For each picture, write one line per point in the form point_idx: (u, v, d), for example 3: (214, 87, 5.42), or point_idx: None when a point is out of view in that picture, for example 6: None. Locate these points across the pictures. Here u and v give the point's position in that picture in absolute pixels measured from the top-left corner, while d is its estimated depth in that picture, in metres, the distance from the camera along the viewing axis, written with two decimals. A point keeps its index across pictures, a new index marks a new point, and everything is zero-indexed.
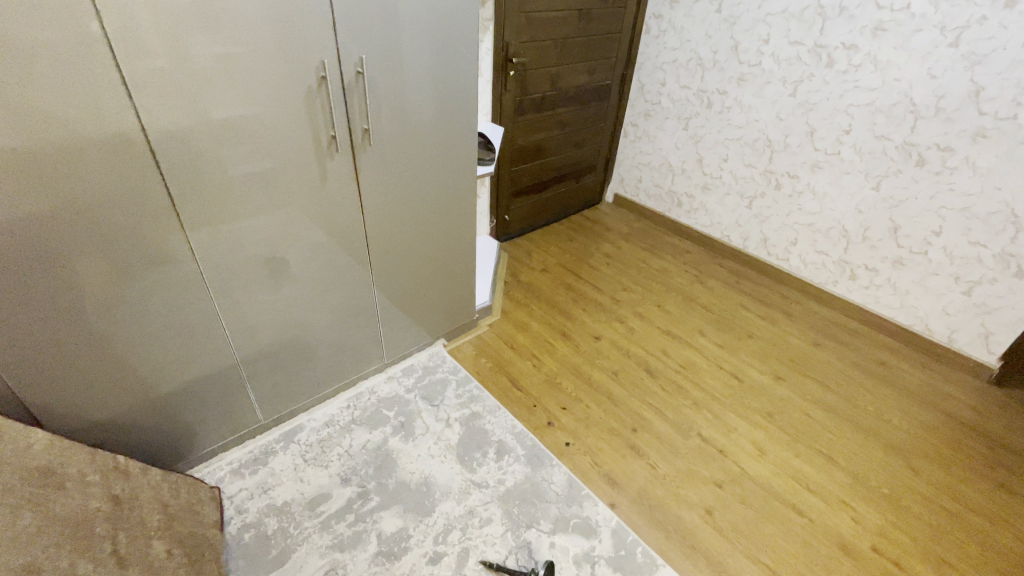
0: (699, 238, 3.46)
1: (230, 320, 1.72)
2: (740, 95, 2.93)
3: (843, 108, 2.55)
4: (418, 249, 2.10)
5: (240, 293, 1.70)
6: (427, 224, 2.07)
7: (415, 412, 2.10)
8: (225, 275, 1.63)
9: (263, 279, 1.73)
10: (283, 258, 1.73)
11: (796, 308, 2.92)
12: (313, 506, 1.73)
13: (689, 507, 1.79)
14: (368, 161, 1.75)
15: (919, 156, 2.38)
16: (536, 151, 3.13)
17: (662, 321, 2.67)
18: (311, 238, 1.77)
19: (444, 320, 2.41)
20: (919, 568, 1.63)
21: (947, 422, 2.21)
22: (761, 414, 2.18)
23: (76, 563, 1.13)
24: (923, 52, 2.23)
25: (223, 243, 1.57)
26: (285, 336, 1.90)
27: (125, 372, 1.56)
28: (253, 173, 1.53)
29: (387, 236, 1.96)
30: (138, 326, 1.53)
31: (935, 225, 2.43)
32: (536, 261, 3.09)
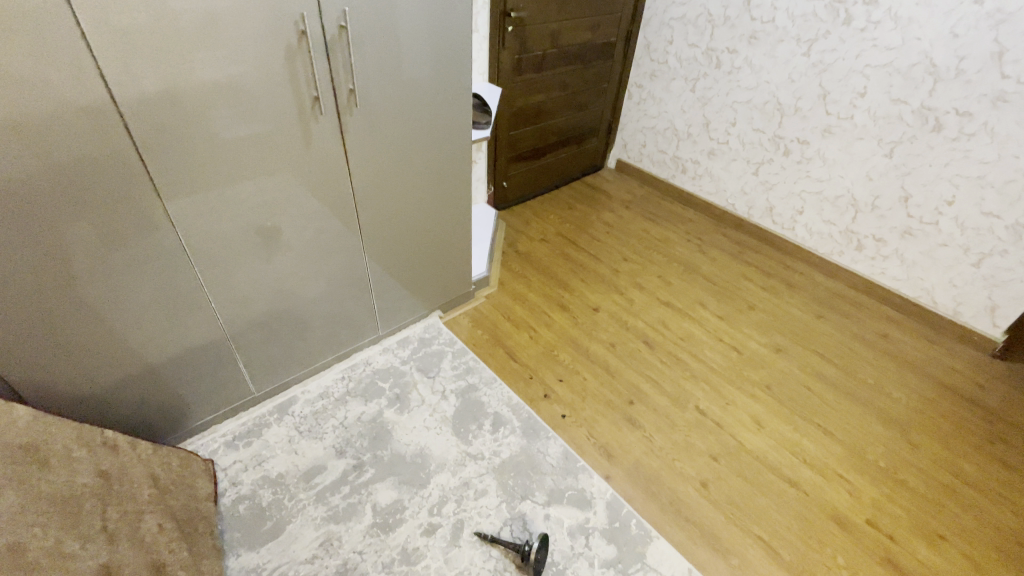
0: (703, 206, 3.36)
1: (217, 294, 1.66)
2: (751, 54, 2.77)
3: (859, 69, 2.41)
4: (412, 218, 2.02)
5: (226, 265, 1.63)
6: (422, 191, 1.98)
7: (411, 384, 2.07)
8: (208, 247, 1.56)
9: (249, 249, 1.65)
10: (271, 227, 1.66)
11: (800, 279, 2.85)
12: (308, 478, 1.72)
13: (685, 480, 1.78)
14: (355, 124, 1.64)
15: (936, 121, 2.26)
16: (535, 114, 2.99)
17: (663, 292, 2.61)
18: (300, 207, 1.69)
19: (440, 290, 2.35)
20: (911, 542, 1.64)
21: (947, 396, 2.19)
22: (760, 386, 2.16)
23: (64, 540, 1.12)
24: (948, 8, 2.08)
25: (205, 213, 1.49)
26: (276, 308, 1.85)
27: (111, 346, 1.52)
28: (233, 139, 1.43)
29: (378, 205, 1.88)
30: (121, 300, 1.47)
31: (948, 194, 2.34)
32: (534, 229, 3.01)
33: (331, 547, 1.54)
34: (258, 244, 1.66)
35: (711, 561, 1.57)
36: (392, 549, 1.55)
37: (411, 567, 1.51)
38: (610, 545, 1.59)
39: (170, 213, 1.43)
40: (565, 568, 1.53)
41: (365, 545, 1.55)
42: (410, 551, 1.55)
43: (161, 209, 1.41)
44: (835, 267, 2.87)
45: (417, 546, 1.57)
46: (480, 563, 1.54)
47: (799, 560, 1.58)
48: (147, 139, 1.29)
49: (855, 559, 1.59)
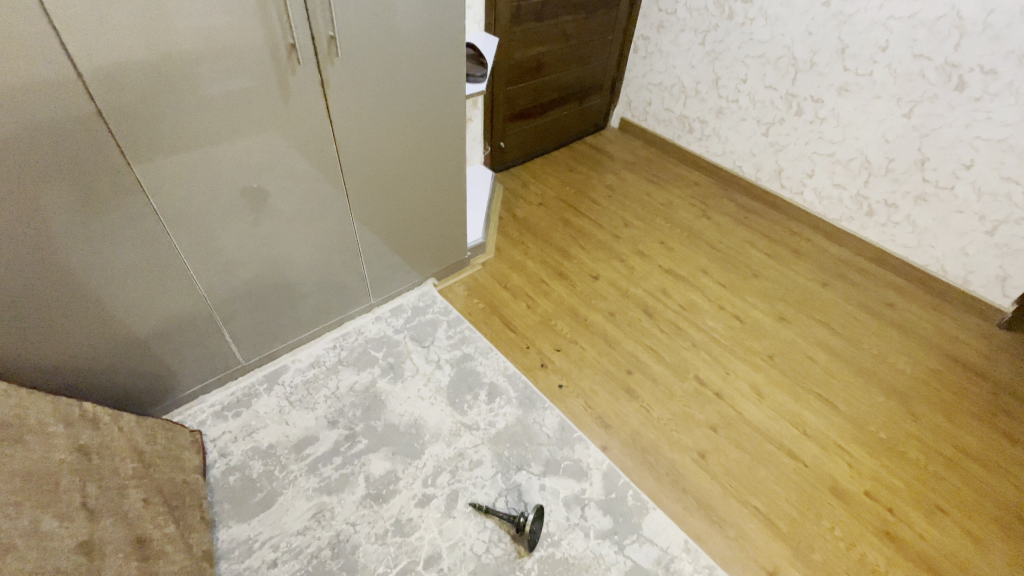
0: (708, 168, 3.23)
1: (196, 262, 1.57)
2: (766, 4, 2.57)
3: (882, 21, 2.24)
4: (403, 179, 1.91)
5: (204, 232, 1.53)
6: (413, 150, 1.86)
7: (404, 353, 2.01)
8: (184, 213, 1.45)
9: (226, 213, 1.53)
10: (251, 189, 1.55)
11: (807, 245, 2.76)
12: (299, 449, 1.69)
13: (683, 451, 1.75)
14: (338, 76, 1.50)
15: (959, 79, 2.12)
16: (535, 68, 2.81)
17: (665, 259, 2.53)
18: (282, 168, 1.57)
19: (435, 256, 2.26)
20: (909, 514, 1.63)
21: (951, 366, 2.15)
22: (762, 356, 2.11)
23: (40, 519, 1.08)
24: None
25: (177, 175, 1.38)
26: (262, 276, 1.76)
27: (89, 319, 1.44)
28: (203, 94, 1.30)
29: (365, 166, 1.76)
30: (95, 271, 1.38)
31: (966, 158, 2.22)
32: (533, 192, 2.89)
33: (324, 518, 1.52)
34: (237, 207, 1.55)
35: (707, 533, 1.56)
36: (386, 520, 1.53)
37: (405, 538, 1.50)
38: (606, 516, 1.57)
39: (139, 178, 1.32)
40: (561, 539, 1.52)
41: (358, 516, 1.53)
42: (403, 522, 1.53)
43: (129, 172, 1.30)
44: (843, 234, 2.77)
45: (410, 516, 1.54)
46: (475, 534, 1.52)
47: (795, 531, 1.57)
48: (106, 94, 1.17)
49: (851, 531, 1.58)
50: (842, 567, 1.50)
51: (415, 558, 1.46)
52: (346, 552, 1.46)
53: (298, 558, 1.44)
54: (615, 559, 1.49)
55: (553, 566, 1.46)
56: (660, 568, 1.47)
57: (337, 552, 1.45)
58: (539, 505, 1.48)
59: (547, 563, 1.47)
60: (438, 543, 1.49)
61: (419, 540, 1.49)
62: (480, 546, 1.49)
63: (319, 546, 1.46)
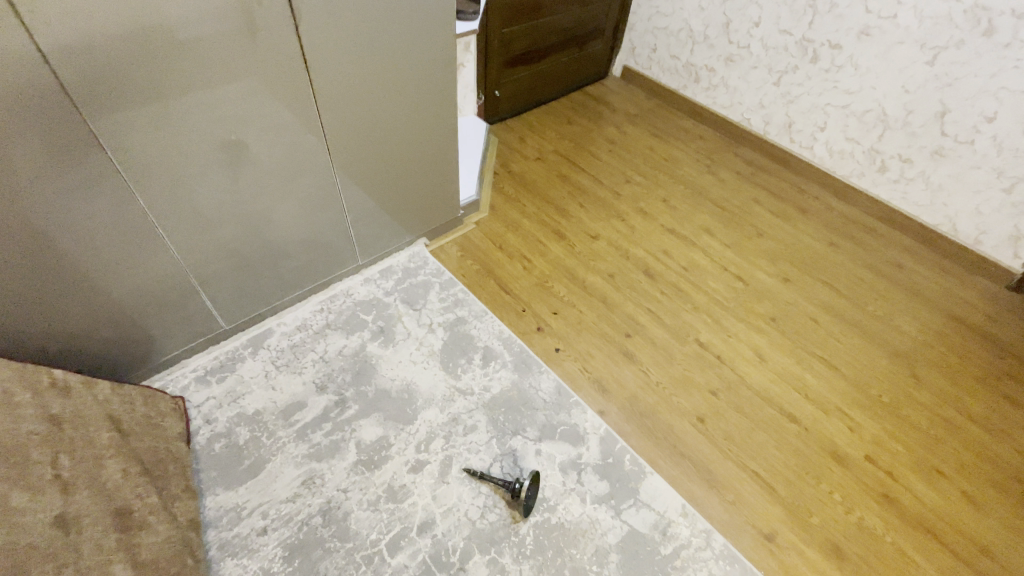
0: (714, 121, 3.06)
1: (167, 223, 1.45)
2: None
3: None
4: (389, 131, 1.76)
5: (174, 189, 1.40)
6: (400, 98, 1.70)
7: (395, 316, 1.92)
8: (148, 169, 1.32)
9: (197, 166, 1.40)
10: (222, 140, 1.41)
11: (815, 203, 2.64)
12: (287, 415, 1.63)
13: (683, 416, 1.71)
14: (312, 10, 1.33)
15: (990, 23, 1.96)
16: (532, 9, 2.58)
17: (667, 217, 2.42)
18: (254, 117, 1.43)
19: (427, 214, 2.14)
20: (909, 478, 1.62)
21: (957, 329, 2.10)
22: (765, 318, 2.05)
23: (9, 495, 1.02)
24: None
25: (137, 126, 1.24)
26: (241, 235, 1.64)
27: (55, 283, 1.34)
28: (159, 30, 1.14)
29: (348, 116, 1.61)
30: (57, 232, 1.27)
31: (989, 110, 2.08)
32: (529, 146, 2.73)
33: (314, 485, 1.48)
34: (208, 161, 1.42)
35: (706, 497, 1.53)
36: (378, 487, 1.49)
37: (398, 505, 1.46)
38: (602, 481, 1.54)
39: (91, 126, 1.18)
40: (557, 504, 1.49)
41: (349, 483, 1.49)
42: (396, 489, 1.49)
43: (80, 120, 1.16)
44: (853, 191, 2.65)
45: (403, 483, 1.50)
46: (469, 500, 1.48)
47: (794, 495, 1.55)
48: (44, 26, 1.02)
49: (850, 494, 1.56)
50: (840, 530, 1.49)
51: (408, 524, 1.42)
52: (338, 519, 1.42)
53: (288, 525, 1.40)
54: (611, 523, 1.46)
55: (549, 532, 1.44)
56: (657, 533, 1.45)
57: (328, 520, 1.42)
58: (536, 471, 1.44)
59: (543, 528, 1.44)
60: (432, 510, 1.46)
61: (413, 507, 1.46)
62: (475, 512, 1.46)
63: (310, 513, 1.43)
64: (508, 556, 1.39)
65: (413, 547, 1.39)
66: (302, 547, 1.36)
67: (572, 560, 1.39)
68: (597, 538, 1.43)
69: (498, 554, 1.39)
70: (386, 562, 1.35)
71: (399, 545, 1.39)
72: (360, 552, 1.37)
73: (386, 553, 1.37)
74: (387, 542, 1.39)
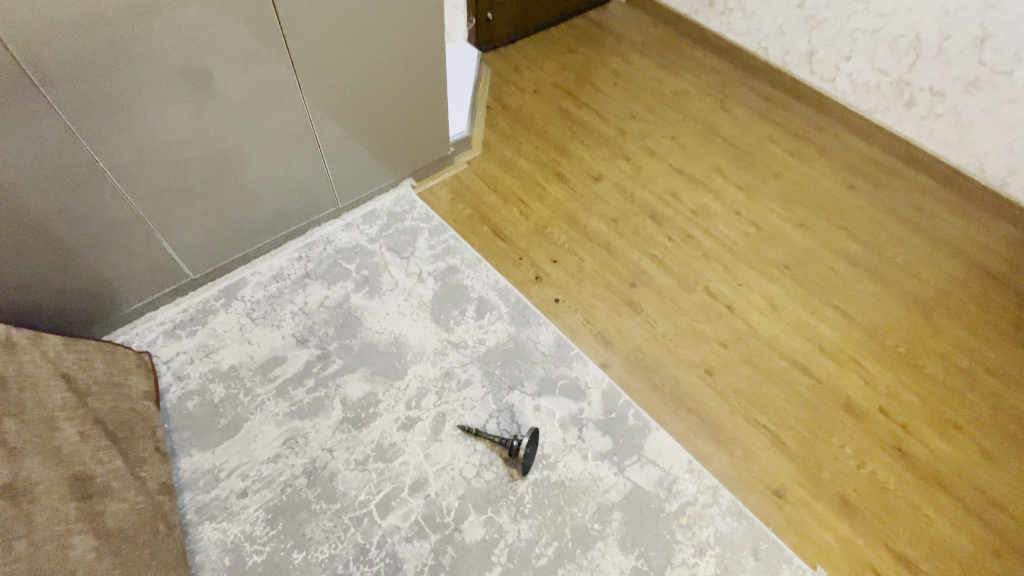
0: (728, 51, 2.79)
1: (108, 156, 1.27)
2: None
3: None
4: (366, 54, 1.53)
5: (110, 115, 1.21)
6: (376, 14, 1.46)
7: (381, 265, 1.77)
8: (74, 88, 1.13)
9: (153, 90, 1.23)
10: (165, 55, 1.20)
11: (837, 139, 2.43)
12: (265, 371, 1.51)
13: (691, 369, 1.61)
14: None
15: None
16: None
17: (676, 157, 2.22)
18: (207, 31, 1.22)
19: (414, 154, 1.93)
20: (924, 431, 1.54)
21: (979, 277, 1.99)
22: (778, 266, 1.92)
23: None
24: None
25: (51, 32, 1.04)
26: (208, 173, 1.47)
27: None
28: None
29: (314, 32, 1.38)
30: None
31: None
32: (526, 78, 2.47)
33: (296, 445, 1.38)
34: (149, 81, 1.22)
35: (714, 453, 1.45)
36: (366, 446, 1.39)
37: (388, 464, 1.36)
38: (605, 437, 1.44)
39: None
40: (557, 462, 1.40)
41: (335, 442, 1.39)
42: (385, 448, 1.39)
43: None
44: (875, 129, 2.46)
45: (393, 442, 1.40)
46: (464, 459, 1.39)
47: (805, 449, 1.48)
48: None
49: (863, 448, 1.50)
50: (852, 485, 1.43)
51: (399, 484, 1.34)
52: (324, 479, 1.33)
53: (270, 487, 1.31)
54: (614, 481, 1.38)
55: (548, 490, 1.35)
56: (662, 490, 1.37)
57: (313, 481, 1.32)
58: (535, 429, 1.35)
59: (542, 487, 1.36)
60: (425, 469, 1.36)
61: (403, 466, 1.36)
62: (469, 471, 1.37)
63: (293, 475, 1.33)
64: (505, 515, 1.31)
65: (405, 508, 1.30)
66: (285, 509, 1.28)
67: (573, 519, 1.32)
68: (599, 496, 1.35)
69: (495, 513, 1.31)
70: (376, 523, 1.27)
71: (389, 506, 1.30)
72: (348, 513, 1.28)
73: (376, 514, 1.29)
74: (377, 502, 1.30)
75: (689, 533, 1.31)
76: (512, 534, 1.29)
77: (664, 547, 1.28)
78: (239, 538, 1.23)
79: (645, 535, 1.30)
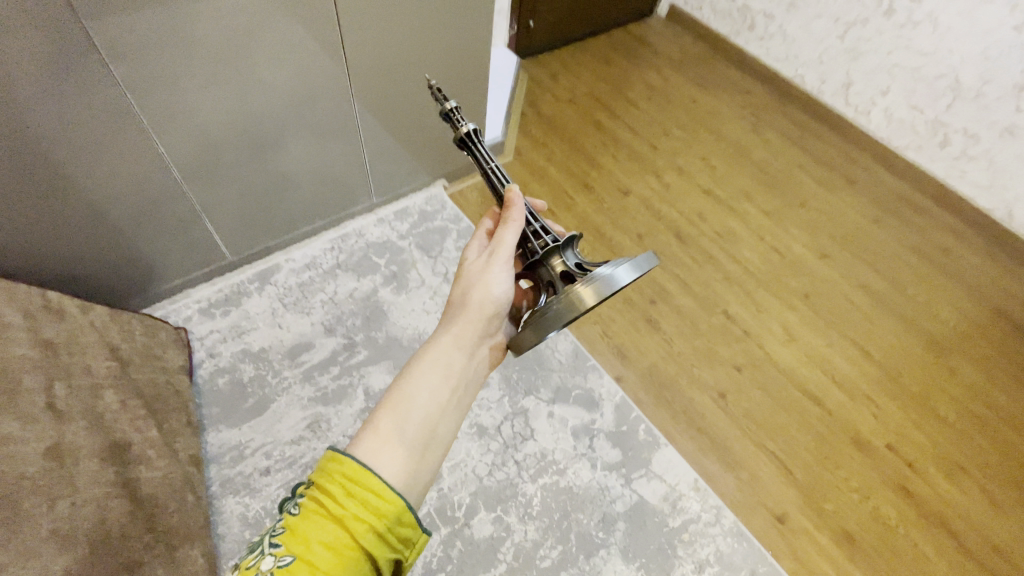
0: (759, 73, 2.74)
1: (173, 153, 1.32)
2: (786, 22, 2.54)
3: (887, 67, 2.28)
4: (408, 68, 1.54)
5: (196, 120, 1.29)
6: (429, 39, 1.50)
7: (410, 262, 1.81)
8: (154, 96, 1.19)
9: (200, 86, 1.23)
10: (216, 49, 1.19)
11: (869, 176, 2.39)
12: (293, 356, 1.57)
13: (704, 389, 1.64)
14: None
15: (945, 136, 2.23)
16: None
17: (705, 177, 2.23)
18: (287, 54, 1.30)
19: (448, 157, 1.97)
20: (933, 475, 1.54)
21: (992, 315, 1.96)
22: (799, 296, 1.92)
23: (16, 442, 0.95)
24: (986, 28, 1.95)
25: (143, 56, 1.11)
26: (250, 168, 1.50)
27: (21, 177, 1.14)
28: None
29: (374, 61, 1.45)
30: (31, 145, 1.11)
31: (1005, 118, 2.03)
32: (562, 86, 2.47)
33: (319, 429, 1.44)
34: (199, 66, 1.19)
35: (720, 474, 1.49)
36: None
37: None
38: (615, 449, 1.48)
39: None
40: (567, 468, 1.43)
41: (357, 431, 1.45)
42: None
43: (93, 49, 1.05)
44: (905, 165, 2.39)
45: None
46: (477, 458, 1.43)
47: (810, 480, 1.50)
48: None
49: (869, 481, 1.52)
50: (854, 517, 1.45)
51: None
52: None
53: (292, 467, 1.37)
54: (621, 492, 1.41)
55: (556, 495, 1.39)
56: (667, 505, 1.40)
57: None
58: (617, 286, 0.76)
59: (551, 491, 1.40)
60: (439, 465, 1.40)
61: None
62: (481, 468, 1.41)
63: (315, 458, 1.39)
64: (514, 514, 1.36)
65: None
66: None
67: (578, 524, 1.36)
68: (605, 505, 1.39)
69: (504, 512, 1.36)
70: None
71: None
72: None
73: None
74: None
75: (688, 549, 1.35)
76: (518, 533, 1.33)
77: (663, 562, 1.33)
78: (261, 514, 1.31)
79: (646, 547, 1.34)
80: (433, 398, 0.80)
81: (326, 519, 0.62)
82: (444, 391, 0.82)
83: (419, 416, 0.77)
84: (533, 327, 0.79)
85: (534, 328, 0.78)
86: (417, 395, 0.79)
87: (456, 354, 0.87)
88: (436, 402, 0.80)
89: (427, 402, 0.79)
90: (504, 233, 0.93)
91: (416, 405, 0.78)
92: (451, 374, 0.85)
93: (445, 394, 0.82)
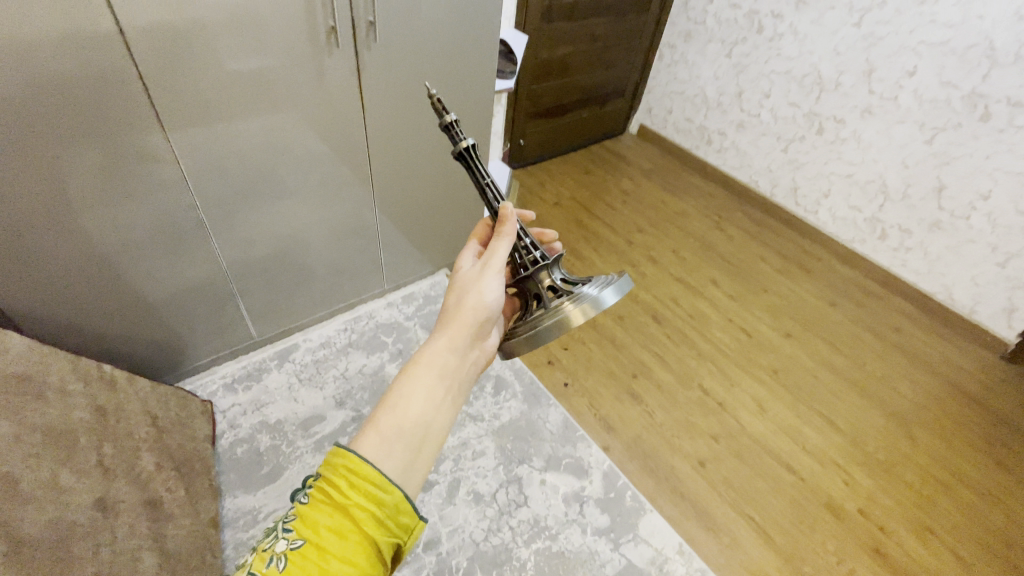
0: (719, 179, 3.17)
1: (219, 246, 1.58)
2: (737, 139, 3.01)
3: (826, 173, 2.68)
4: (419, 177, 1.86)
5: (243, 218, 1.56)
6: (438, 157, 1.84)
7: (415, 341, 2.02)
8: (214, 200, 1.46)
9: (248, 190, 1.51)
10: (266, 163, 1.48)
11: (823, 265, 2.69)
12: (307, 427, 1.71)
13: (684, 458, 1.78)
14: (373, 92, 1.52)
15: (883, 231, 2.56)
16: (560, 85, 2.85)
17: (676, 267, 2.52)
18: (322, 168, 1.61)
19: (450, 250, 2.26)
20: (904, 539, 1.64)
21: (945, 389, 2.14)
22: (767, 371, 2.12)
23: (73, 496, 1.09)
24: (901, 143, 2.35)
25: (210, 171, 1.40)
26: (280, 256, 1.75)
27: (95, 265, 1.37)
28: (250, 112, 1.36)
29: (392, 172, 1.78)
30: (110, 240, 1.35)
31: (928, 217, 2.38)
32: (549, 191, 2.87)
33: None
34: (251, 177, 1.49)
35: (703, 539, 1.58)
36: None
37: None
38: (604, 514, 1.58)
39: (158, 113, 1.23)
40: (559, 533, 1.53)
41: None
42: None
43: (175, 166, 1.34)
44: (853, 255, 2.71)
45: None
46: (475, 523, 1.52)
47: (788, 545, 1.59)
48: (167, 110, 1.24)
49: (844, 546, 1.61)
50: None
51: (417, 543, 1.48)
52: None
53: None
54: (611, 556, 1.49)
55: (549, 560, 1.47)
56: (654, 568, 1.48)
57: None
58: (602, 306, 0.92)
59: (545, 556, 1.48)
60: (438, 531, 1.50)
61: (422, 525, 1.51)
62: (478, 534, 1.50)
63: None
64: None
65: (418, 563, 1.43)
66: None
67: None
68: (596, 570, 1.46)
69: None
70: None
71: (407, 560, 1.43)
72: None
73: None
74: None
75: None
76: None
77: None
78: None
79: None
80: (428, 396, 0.85)
81: (333, 508, 0.72)
82: (439, 390, 0.87)
83: (417, 414, 0.82)
84: (526, 339, 0.94)
85: (529, 340, 0.93)
86: (414, 393, 0.84)
87: (452, 354, 0.92)
88: (433, 401, 0.85)
89: (424, 402, 0.84)
90: (500, 243, 0.99)
91: (415, 403, 0.83)
92: (447, 374, 0.89)
93: (441, 391, 0.87)
